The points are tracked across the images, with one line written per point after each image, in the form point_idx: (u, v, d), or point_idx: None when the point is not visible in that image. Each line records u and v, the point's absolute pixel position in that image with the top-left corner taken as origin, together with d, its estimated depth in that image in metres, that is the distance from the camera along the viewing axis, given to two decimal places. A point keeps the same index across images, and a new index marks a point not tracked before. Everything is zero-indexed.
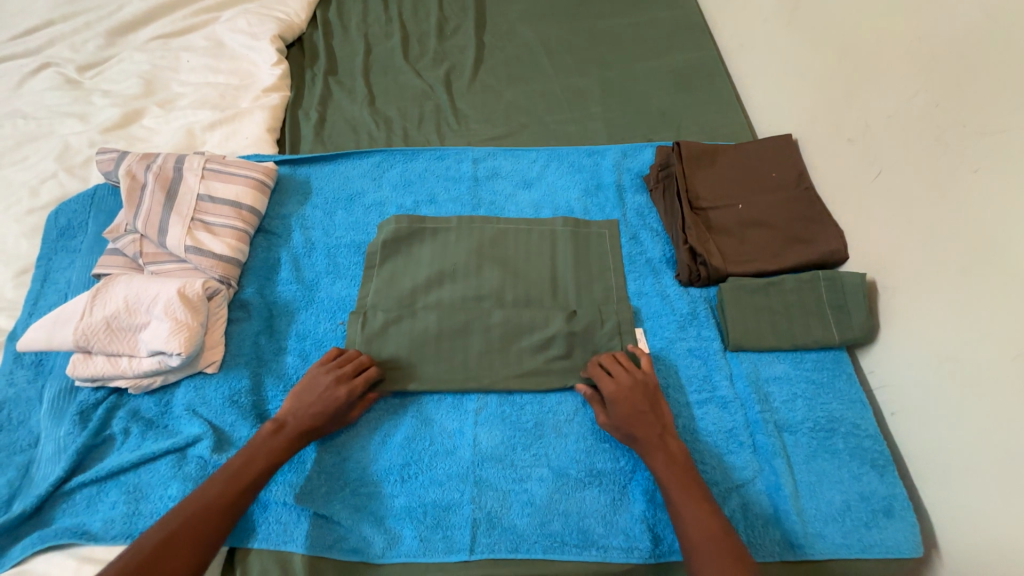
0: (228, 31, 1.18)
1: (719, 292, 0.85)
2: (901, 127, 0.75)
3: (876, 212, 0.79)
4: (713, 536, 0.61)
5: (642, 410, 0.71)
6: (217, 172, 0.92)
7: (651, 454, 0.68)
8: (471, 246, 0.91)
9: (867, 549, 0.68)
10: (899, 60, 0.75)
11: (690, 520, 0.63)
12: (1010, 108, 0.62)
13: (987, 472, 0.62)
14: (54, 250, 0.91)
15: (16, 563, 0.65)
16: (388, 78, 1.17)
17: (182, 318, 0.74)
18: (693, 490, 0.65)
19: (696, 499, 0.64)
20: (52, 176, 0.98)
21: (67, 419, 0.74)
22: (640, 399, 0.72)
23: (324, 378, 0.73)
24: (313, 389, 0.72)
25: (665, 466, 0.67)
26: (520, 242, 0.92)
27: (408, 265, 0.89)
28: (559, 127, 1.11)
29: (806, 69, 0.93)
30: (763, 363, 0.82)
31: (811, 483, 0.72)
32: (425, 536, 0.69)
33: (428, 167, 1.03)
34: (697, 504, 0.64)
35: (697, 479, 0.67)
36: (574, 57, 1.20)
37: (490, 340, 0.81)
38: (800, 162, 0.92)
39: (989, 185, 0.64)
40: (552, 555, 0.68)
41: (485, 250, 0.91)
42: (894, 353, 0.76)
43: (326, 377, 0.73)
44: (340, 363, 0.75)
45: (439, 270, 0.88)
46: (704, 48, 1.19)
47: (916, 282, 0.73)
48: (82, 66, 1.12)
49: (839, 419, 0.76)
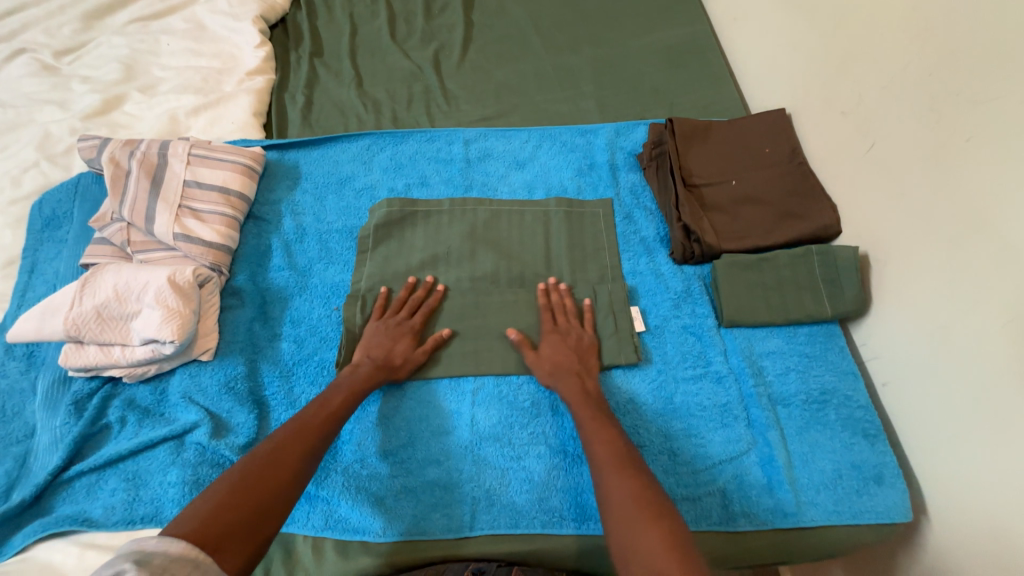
0: (208, 12, 1.15)
1: (713, 269, 0.85)
2: (894, 97, 0.74)
3: (870, 185, 0.79)
4: (616, 449, 0.62)
5: (565, 356, 0.75)
6: (203, 157, 0.90)
7: (566, 386, 0.72)
8: (464, 230, 0.90)
9: (857, 515, 0.69)
10: (893, 29, 0.74)
11: (597, 443, 0.63)
12: (1002, 75, 0.61)
13: (975, 437, 0.63)
14: (40, 240, 0.89)
15: (19, 551, 0.66)
16: (376, 58, 1.15)
17: (174, 305, 0.73)
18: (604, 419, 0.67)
19: (605, 425, 0.66)
20: (34, 166, 0.96)
21: (62, 409, 0.73)
22: (568, 340, 0.78)
23: (388, 321, 0.78)
24: (382, 331, 0.77)
25: (579, 398, 0.70)
26: (513, 223, 0.92)
27: (406, 249, 0.89)
28: (551, 106, 1.09)
29: (800, 43, 0.92)
30: (757, 339, 0.82)
31: (802, 453, 0.73)
32: (424, 514, 0.70)
33: (419, 150, 1.01)
34: (603, 432, 0.65)
35: (606, 412, 0.69)
36: (564, 35, 1.18)
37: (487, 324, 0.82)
38: (794, 137, 0.91)
39: (979, 155, 0.64)
40: (552, 530, 0.69)
41: (480, 235, 0.90)
42: (887, 325, 0.77)
43: (389, 320, 0.79)
44: (396, 306, 0.81)
45: (434, 255, 0.88)
46: (697, 23, 1.17)
47: (908, 255, 0.73)
48: (59, 51, 1.09)
49: (831, 391, 0.77)
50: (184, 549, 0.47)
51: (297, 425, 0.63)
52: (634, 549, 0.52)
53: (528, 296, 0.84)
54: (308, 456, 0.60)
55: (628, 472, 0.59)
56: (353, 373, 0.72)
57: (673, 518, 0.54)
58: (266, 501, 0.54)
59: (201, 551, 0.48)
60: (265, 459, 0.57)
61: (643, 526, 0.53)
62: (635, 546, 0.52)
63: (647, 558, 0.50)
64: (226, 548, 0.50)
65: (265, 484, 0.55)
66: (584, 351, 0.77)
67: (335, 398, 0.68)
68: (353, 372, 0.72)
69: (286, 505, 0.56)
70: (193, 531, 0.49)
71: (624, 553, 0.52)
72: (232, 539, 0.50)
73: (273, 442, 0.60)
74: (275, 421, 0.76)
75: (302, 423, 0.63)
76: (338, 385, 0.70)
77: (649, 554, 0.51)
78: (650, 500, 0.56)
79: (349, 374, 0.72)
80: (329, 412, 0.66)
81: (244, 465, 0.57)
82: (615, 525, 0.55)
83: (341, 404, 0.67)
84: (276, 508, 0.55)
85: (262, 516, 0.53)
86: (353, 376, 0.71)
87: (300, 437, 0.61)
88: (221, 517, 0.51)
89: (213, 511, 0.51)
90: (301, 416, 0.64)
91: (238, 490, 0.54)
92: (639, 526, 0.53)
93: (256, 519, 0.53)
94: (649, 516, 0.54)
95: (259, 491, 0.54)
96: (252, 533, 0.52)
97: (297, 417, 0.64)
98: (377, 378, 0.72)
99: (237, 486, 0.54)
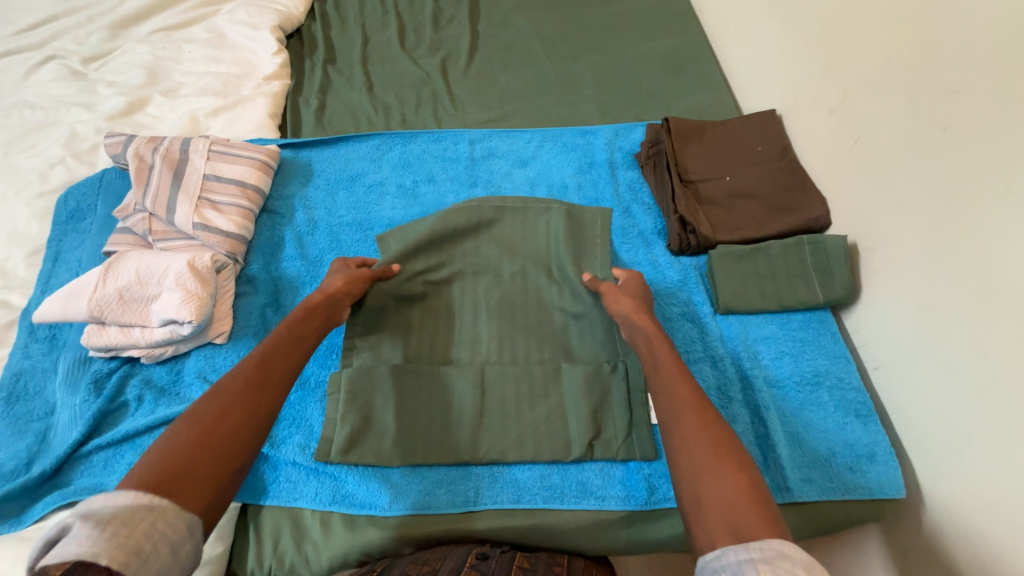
0: (229, 22, 1.22)
1: (709, 259, 0.88)
2: (878, 93, 0.79)
3: (857, 177, 0.83)
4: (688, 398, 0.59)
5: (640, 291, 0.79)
6: (222, 153, 0.94)
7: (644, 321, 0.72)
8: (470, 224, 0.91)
9: (850, 490, 0.71)
10: (873, 31, 0.79)
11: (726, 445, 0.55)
12: (975, 67, 0.66)
13: (966, 406, 0.65)
14: (64, 231, 0.93)
15: (38, 520, 0.68)
16: (385, 65, 1.21)
17: (192, 288, 0.77)
18: (660, 346, 0.68)
19: (669, 378, 0.62)
20: (60, 162, 1.01)
21: (82, 387, 0.76)
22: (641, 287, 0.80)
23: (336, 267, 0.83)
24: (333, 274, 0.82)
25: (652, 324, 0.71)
26: (517, 221, 0.93)
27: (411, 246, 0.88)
28: (553, 109, 1.15)
29: (787, 49, 0.97)
30: (751, 325, 0.85)
31: (797, 432, 0.75)
32: (429, 489, 0.72)
33: (426, 149, 1.06)
34: (671, 381, 0.62)
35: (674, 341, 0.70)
36: (566, 44, 1.24)
37: (489, 313, 0.84)
38: (784, 135, 0.96)
39: (957, 141, 0.67)
40: (552, 505, 0.71)
41: (485, 231, 0.92)
42: (875, 310, 0.80)
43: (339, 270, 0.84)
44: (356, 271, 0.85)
45: (445, 251, 0.90)
46: (691, 33, 1.23)
47: (893, 242, 0.77)
48: (87, 58, 1.15)
49: (825, 373, 0.79)
50: (136, 499, 0.43)
51: (218, 406, 0.53)
52: (708, 493, 0.49)
53: (530, 285, 0.88)
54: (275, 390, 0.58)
55: (687, 414, 0.57)
56: (292, 318, 0.68)
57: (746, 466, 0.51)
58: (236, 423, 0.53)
59: (158, 495, 0.44)
60: (184, 458, 0.48)
61: (719, 475, 0.50)
62: (703, 488, 0.50)
63: (727, 506, 0.48)
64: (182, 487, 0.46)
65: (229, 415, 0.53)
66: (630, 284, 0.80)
67: (262, 371, 0.58)
68: (296, 312, 0.69)
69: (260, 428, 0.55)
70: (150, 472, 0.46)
71: (695, 499, 0.50)
72: (189, 475, 0.47)
73: (179, 439, 0.49)
74: None
75: (220, 400, 0.54)
76: (260, 352, 0.61)
77: (727, 508, 0.47)
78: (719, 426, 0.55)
79: (295, 316, 0.68)
80: (268, 388, 0.57)
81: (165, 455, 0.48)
82: (687, 478, 0.52)
83: (282, 380, 0.60)
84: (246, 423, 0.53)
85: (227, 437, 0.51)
86: (294, 334, 0.65)
87: (211, 437, 0.50)
88: (152, 518, 0.43)
89: (162, 456, 0.48)
90: (218, 392, 0.54)
91: (160, 497, 0.44)
92: (711, 473, 0.51)
93: (192, 524, 0.46)
94: (710, 440, 0.53)
95: (180, 502, 0.45)
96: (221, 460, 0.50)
97: (206, 396, 0.54)
98: (311, 322, 0.68)
99: (157, 494, 0.45)
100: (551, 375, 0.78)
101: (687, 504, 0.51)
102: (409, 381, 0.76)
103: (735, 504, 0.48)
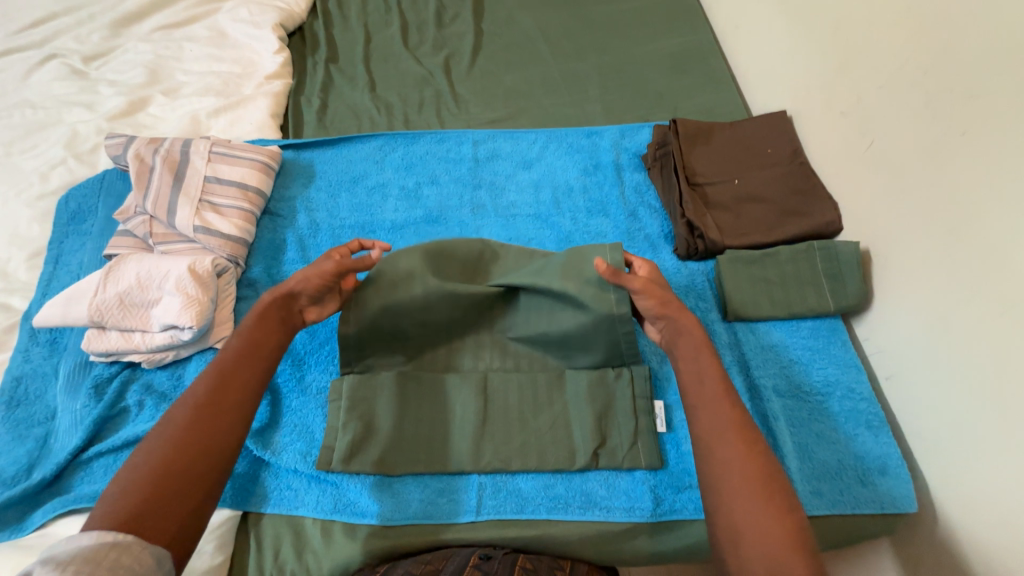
0: (230, 20, 1.20)
1: (717, 264, 0.87)
2: (894, 96, 0.76)
3: (871, 182, 0.80)
4: (729, 423, 0.57)
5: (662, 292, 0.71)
6: (223, 155, 0.93)
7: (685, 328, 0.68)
8: (472, 254, 0.82)
9: (860, 504, 0.70)
10: (890, 31, 0.77)
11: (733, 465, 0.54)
12: (996, 71, 0.63)
13: (981, 421, 0.63)
14: (65, 233, 0.93)
15: (38, 527, 0.68)
16: (388, 64, 1.19)
17: (193, 293, 0.76)
18: (707, 358, 0.64)
19: (713, 396, 0.60)
20: (61, 163, 1.00)
21: (83, 393, 0.76)
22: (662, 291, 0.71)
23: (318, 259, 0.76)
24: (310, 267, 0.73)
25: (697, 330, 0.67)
26: (518, 260, 0.83)
27: (405, 274, 0.76)
28: (558, 110, 1.13)
29: (800, 48, 0.95)
30: (760, 332, 0.84)
31: (807, 444, 0.74)
32: (432, 499, 0.71)
33: (429, 150, 1.05)
34: (715, 398, 0.60)
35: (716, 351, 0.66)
36: (571, 43, 1.21)
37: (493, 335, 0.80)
38: (795, 137, 0.94)
39: (976, 148, 0.65)
40: (557, 516, 0.70)
41: (488, 267, 0.83)
42: (888, 319, 0.78)
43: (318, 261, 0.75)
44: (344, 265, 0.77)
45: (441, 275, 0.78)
46: (699, 31, 1.21)
47: (907, 250, 0.75)
48: (87, 57, 1.14)
49: (835, 383, 0.78)
50: (97, 539, 0.46)
51: (172, 437, 0.55)
52: (747, 526, 0.50)
53: (546, 321, 0.77)
54: (232, 411, 0.58)
55: (716, 438, 0.56)
56: (245, 329, 0.65)
57: (791, 507, 0.51)
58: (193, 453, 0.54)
59: (120, 533, 0.47)
60: (143, 494, 0.50)
61: (759, 508, 0.51)
62: (741, 521, 0.51)
63: (766, 541, 0.49)
64: (145, 522, 0.49)
65: (186, 445, 0.54)
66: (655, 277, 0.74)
67: (213, 394, 0.58)
68: (247, 321, 0.66)
69: (222, 451, 0.56)
70: (113, 512, 0.49)
71: (733, 534, 0.51)
72: (152, 510, 0.50)
73: (139, 475, 0.52)
74: (286, 407, 0.76)
75: (175, 430, 0.55)
76: (211, 372, 0.60)
77: (766, 548, 0.49)
78: (754, 453, 0.55)
79: (246, 326, 0.65)
80: (221, 410, 0.58)
81: (127, 492, 0.51)
82: (723, 508, 0.52)
83: (238, 397, 0.59)
84: (206, 448, 0.55)
85: (186, 468, 0.53)
86: (246, 346, 0.63)
87: (170, 470, 0.52)
88: (115, 555, 0.45)
89: (125, 493, 0.50)
90: (171, 423, 0.56)
91: (122, 534, 0.47)
92: (749, 505, 0.51)
93: (161, 555, 0.48)
94: (740, 469, 0.54)
95: (144, 537, 0.48)
96: (183, 490, 0.52)
97: (161, 428, 0.56)
98: (268, 329, 0.66)
99: (121, 531, 0.47)
100: (555, 383, 0.77)
101: (721, 534, 0.52)
102: (412, 389, 0.75)
103: (776, 544, 0.49)
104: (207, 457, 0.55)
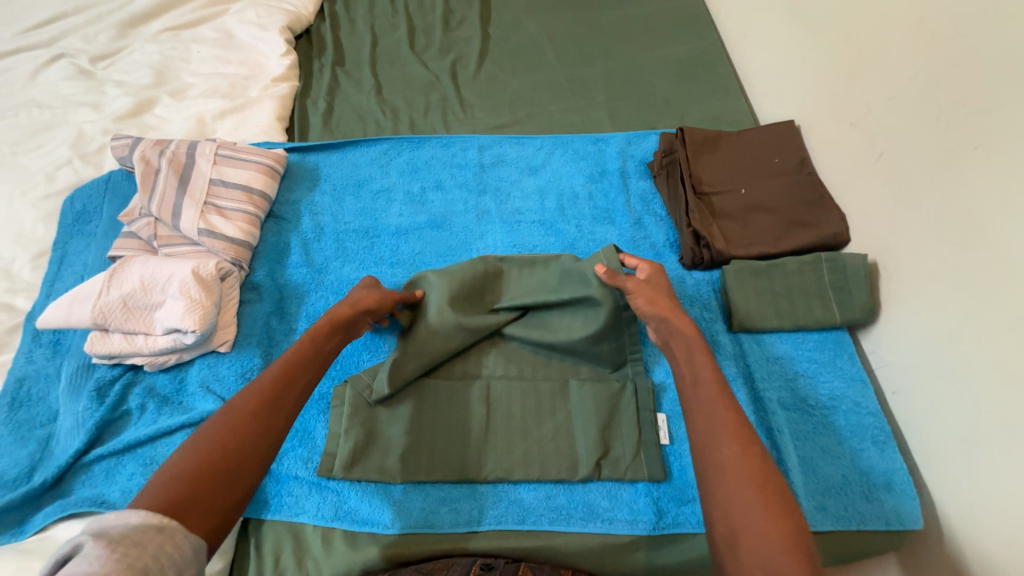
0: (238, 22, 1.20)
1: (722, 274, 0.86)
2: (905, 107, 0.76)
3: (880, 194, 0.80)
4: (730, 430, 0.55)
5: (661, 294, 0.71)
6: (228, 158, 0.93)
7: (679, 328, 0.67)
8: (478, 278, 0.81)
9: (865, 521, 0.69)
10: (901, 42, 0.76)
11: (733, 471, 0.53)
12: (1010, 84, 0.63)
13: (991, 437, 0.62)
14: (70, 233, 0.93)
15: (38, 531, 0.68)
16: (394, 68, 1.19)
17: (197, 297, 0.76)
18: (702, 359, 0.63)
19: (713, 399, 0.59)
20: (67, 163, 1.00)
21: (85, 395, 0.76)
22: (658, 293, 0.71)
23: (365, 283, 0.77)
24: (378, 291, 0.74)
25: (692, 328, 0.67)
26: (523, 276, 0.83)
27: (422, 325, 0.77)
28: (564, 116, 1.12)
29: (809, 58, 0.94)
30: (765, 344, 0.83)
31: (812, 458, 0.73)
32: (433, 508, 0.70)
33: (435, 155, 1.05)
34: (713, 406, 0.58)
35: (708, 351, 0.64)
36: (577, 48, 1.21)
37: (496, 347, 0.80)
38: (803, 148, 0.93)
39: (988, 161, 0.65)
40: (558, 527, 0.69)
41: (495, 287, 0.82)
42: (895, 331, 0.77)
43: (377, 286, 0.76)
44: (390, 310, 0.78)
45: (451, 283, 0.79)
46: (707, 38, 1.20)
47: (916, 263, 0.74)
48: (95, 57, 1.14)
49: (840, 397, 0.77)
50: (146, 519, 0.44)
51: (230, 425, 0.53)
52: (746, 530, 0.49)
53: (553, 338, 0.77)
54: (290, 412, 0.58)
55: (718, 447, 0.55)
56: (313, 329, 0.65)
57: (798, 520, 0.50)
58: (247, 447, 0.53)
59: (167, 517, 0.45)
60: (193, 481, 0.49)
61: (764, 517, 0.49)
62: (741, 527, 0.49)
63: (768, 549, 0.47)
64: (190, 510, 0.47)
65: (243, 435, 0.53)
66: (653, 280, 0.74)
67: (274, 392, 0.57)
68: (317, 326, 0.66)
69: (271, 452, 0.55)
70: (163, 493, 0.47)
71: (732, 538, 0.49)
72: (199, 498, 0.48)
73: (194, 458, 0.50)
74: None
75: (235, 419, 0.54)
76: (276, 368, 0.60)
77: (766, 552, 0.47)
78: (752, 461, 0.53)
79: (312, 332, 0.65)
80: (280, 407, 0.57)
81: (180, 474, 0.49)
82: (721, 512, 0.51)
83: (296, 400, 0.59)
84: (261, 446, 0.54)
85: (240, 460, 0.52)
86: (309, 350, 0.63)
87: (223, 460, 0.51)
88: (160, 540, 0.43)
89: (176, 476, 0.49)
90: (233, 410, 0.55)
91: (169, 518, 0.45)
92: (749, 512, 0.50)
93: (197, 547, 0.46)
94: (741, 477, 0.52)
95: (187, 526, 0.46)
96: (229, 485, 0.50)
97: (223, 413, 0.55)
98: (332, 335, 0.66)
99: (166, 516, 0.45)
100: (558, 392, 0.77)
101: (722, 542, 0.50)
102: (415, 396, 0.75)
103: (779, 549, 0.47)
104: (257, 458, 0.53)
